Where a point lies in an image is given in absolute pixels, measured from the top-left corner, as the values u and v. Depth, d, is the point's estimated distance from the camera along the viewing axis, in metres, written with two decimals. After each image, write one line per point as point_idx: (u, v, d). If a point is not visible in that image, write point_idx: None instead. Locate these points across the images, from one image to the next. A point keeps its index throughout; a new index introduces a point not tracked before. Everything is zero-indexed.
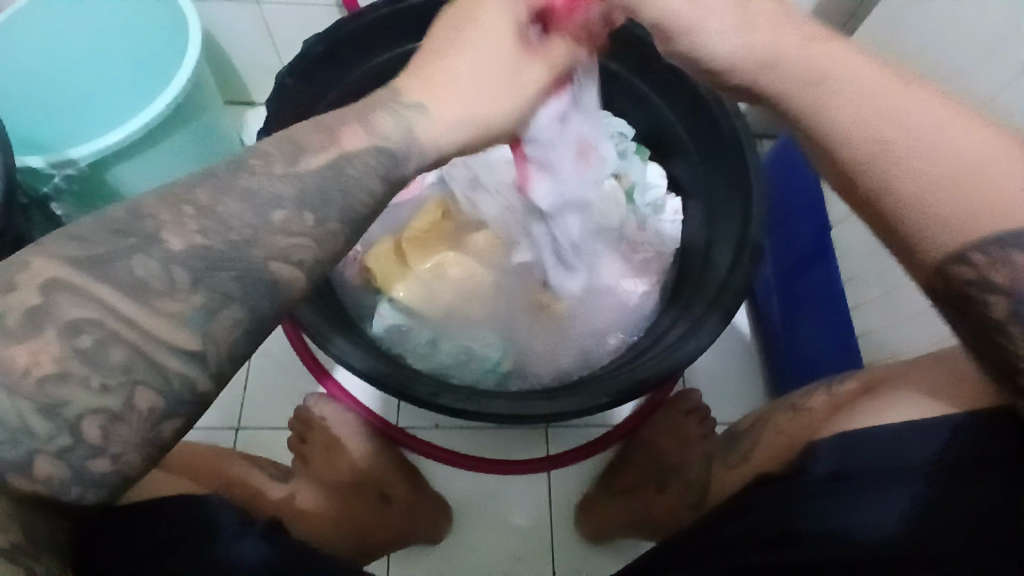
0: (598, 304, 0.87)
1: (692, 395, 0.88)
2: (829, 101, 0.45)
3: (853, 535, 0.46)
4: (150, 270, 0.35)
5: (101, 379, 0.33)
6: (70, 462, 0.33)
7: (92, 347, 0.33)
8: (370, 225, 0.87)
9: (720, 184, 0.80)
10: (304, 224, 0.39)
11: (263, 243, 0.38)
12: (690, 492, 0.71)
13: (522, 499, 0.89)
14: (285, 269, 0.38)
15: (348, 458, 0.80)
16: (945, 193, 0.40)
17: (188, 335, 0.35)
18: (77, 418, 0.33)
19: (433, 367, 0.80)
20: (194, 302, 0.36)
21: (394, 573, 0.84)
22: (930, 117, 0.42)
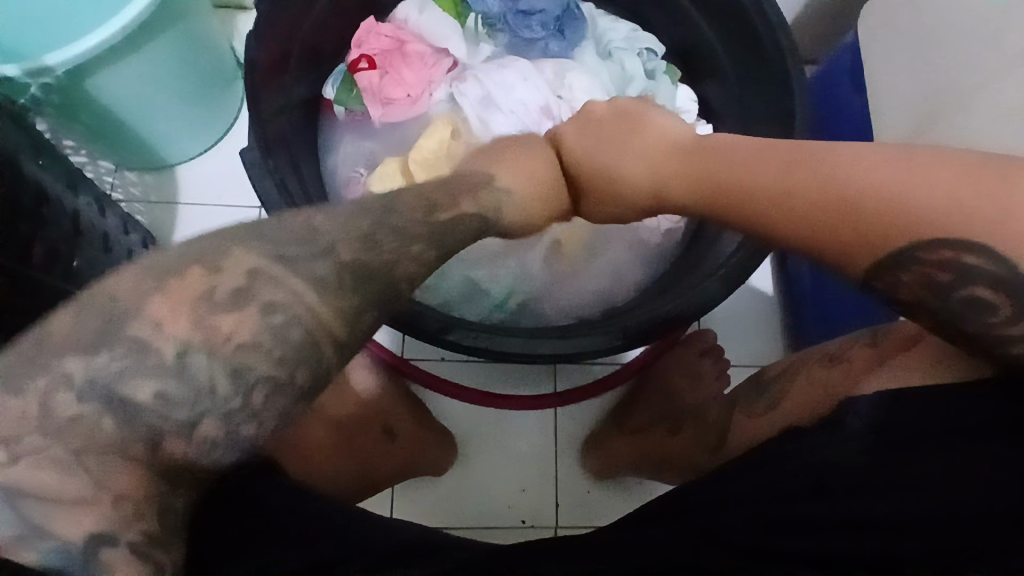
0: (616, 239, 0.80)
1: (706, 335, 0.86)
2: (725, 179, 0.51)
3: (885, 496, 0.44)
4: (326, 272, 0.36)
5: (284, 354, 0.34)
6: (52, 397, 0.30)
7: (281, 325, 0.34)
8: (369, 141, 0.81)
9: (759, 112, 0.73)
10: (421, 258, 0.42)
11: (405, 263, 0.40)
12: (709, 436, 0.70)
13: (528, 433, 0.88)
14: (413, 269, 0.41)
15: (355, 390, 0.77)
16: (833, 225, 0.45)
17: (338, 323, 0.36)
18: (231, 382, 0.33)
19: (439, 302, 0.76)
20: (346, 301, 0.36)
21: (400, 503, 0.85)
22: (795, 175, 0.47)
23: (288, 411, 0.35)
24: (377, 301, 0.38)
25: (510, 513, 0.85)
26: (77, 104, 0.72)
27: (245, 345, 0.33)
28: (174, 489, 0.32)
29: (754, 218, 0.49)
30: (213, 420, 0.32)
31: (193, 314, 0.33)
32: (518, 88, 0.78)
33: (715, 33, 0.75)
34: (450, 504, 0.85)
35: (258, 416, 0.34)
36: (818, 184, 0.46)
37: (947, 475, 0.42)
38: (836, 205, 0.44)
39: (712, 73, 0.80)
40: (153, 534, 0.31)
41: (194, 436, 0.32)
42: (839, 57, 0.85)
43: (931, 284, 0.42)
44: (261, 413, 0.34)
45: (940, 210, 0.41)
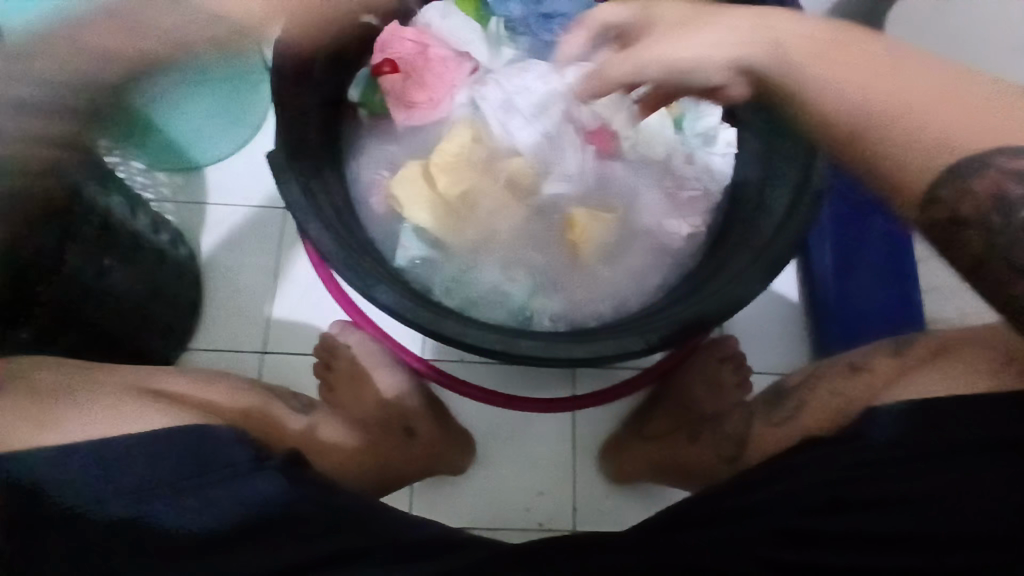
0: (635, 243, 0.81)
1: (729, 341, 0.85)
2: (799, 56, 0.54)
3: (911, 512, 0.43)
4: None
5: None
6: None
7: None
8: (392, 146, 0.82)
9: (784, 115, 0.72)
10: None
11: None
12: (726, 446, 0.69)
13: (546, 436, 0.88)
14: None
15: (376, 390, 0.81)
16: (889, 124, 0.48)
17: None
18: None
19: (460, 304, 0.76)
20: None
21: (417, 502, 0.85)
22: (880, 78, 0.49)
23: None
24: None
25: (528, 515, 0.85)
26: (108, 108, 0.75)
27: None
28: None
29: (812, 105, 0.52)
30: None
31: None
32: (539, 90, 0.80)
33: None
34: (467, 505, 0.85)
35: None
36: (892, 94, 0.48)
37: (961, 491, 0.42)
38: (880, 112, 0.49)
39: None
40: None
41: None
42: None
43: (997, 202, 0.42)
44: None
45: (979, 136, 0.45)
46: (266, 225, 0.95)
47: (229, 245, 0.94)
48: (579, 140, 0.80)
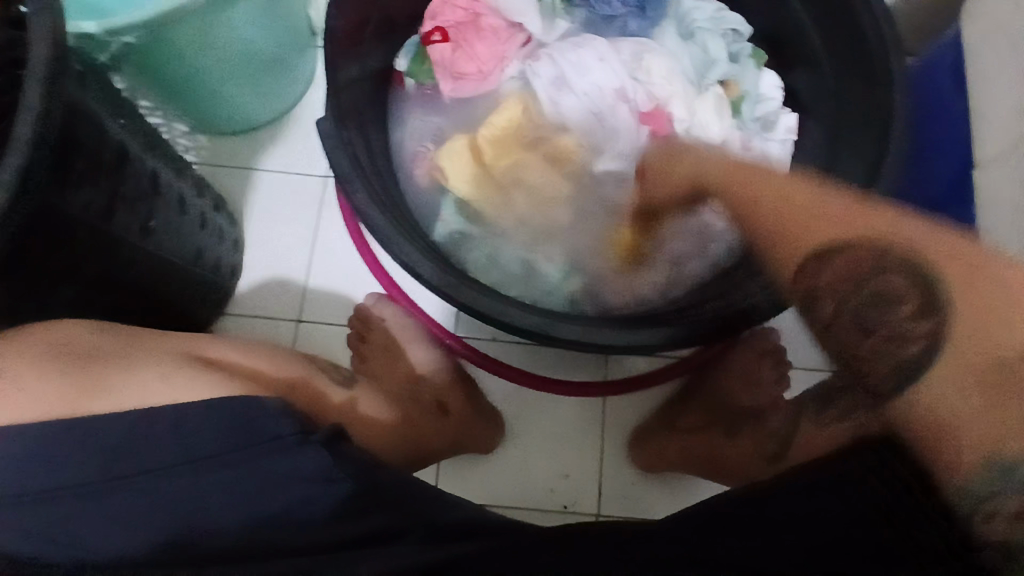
0: (683, 230, 0.77)
1: (770, 335, 0.82)
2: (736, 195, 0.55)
3: None
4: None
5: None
6: None
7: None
8: (434, 116, 0.80)
9: (853, 105, 0.68)
10: None
11: None
12: (768, 444, 0.67)
13: (577, 420, 0.87)
14: None
15: (409, 363, 0.81)
16: (855, 296, 0.46)
17: None
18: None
19: (493, 282, 0.76)
20: None
21: (444, 476, 0.86)
22: (775, 207, 0.51)
23: None
24: None
25: (554, 497, 0.85)
26: (153, 66, 0.73)
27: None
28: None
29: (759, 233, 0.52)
30: None
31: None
32: (596, 70, 0.75)
33: (811, 16, 0.70)
34: (493, 484, 0.86)
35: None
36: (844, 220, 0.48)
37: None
38: (733, 196, 0.56)
39: (802, 61, 0.75)
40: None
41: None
42: (942, 50, 0.78)
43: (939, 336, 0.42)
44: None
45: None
46: (306, 192, 0.94)
47: (269, 211, 0.94)
48: (631, 125, 0.75)
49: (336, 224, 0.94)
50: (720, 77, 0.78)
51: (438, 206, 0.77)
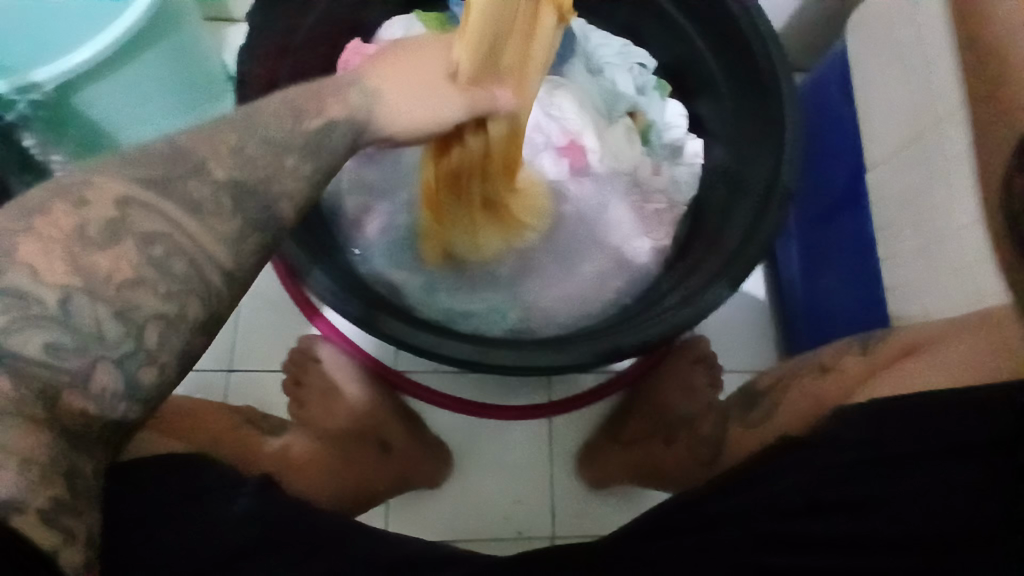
0: (605, 251, 0.81)
1: (700, 342, 0.86)
2: None
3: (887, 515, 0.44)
4: (203, 193, 0.42)
5: (173, 290, 0.40)
6: (124, 369, 0.38)
7: (162, 257, 0.40)
8: (364, 167, 0.80)
9: (749, 121, 0.73)
10: (287, 170, 0.46)
11: (278, 180, 0.45)
12: (703, 449, 0.69)
13: (523, 443, 0.88)
14: (289, 209, 0.46)
15: (346, 403, 0.80)
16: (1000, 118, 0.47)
17: (229, 256, 0.42)
18: (146, 321, 0.38)
19: (433, 313, 0.76)
20: (233, 225, 0.42)
21: (393, 515, 0.84)
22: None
23: (183, 347, 0.40)
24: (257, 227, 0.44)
25: (507, 524, 0.85)
26: (68, 117, 0.73)
27: (136, 279, 0.38)
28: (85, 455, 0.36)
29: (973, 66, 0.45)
30: (109, 368, 0.37)
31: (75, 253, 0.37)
32: None
33: (704, 44, 0.76)
34: (445, 517, 0.84)
35: (161, 366, 0.39)
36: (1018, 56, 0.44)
37: (926, 490, 0.44)
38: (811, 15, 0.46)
39: (700, 84, 0.81)
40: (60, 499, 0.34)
41: (93, 385, 0.37)
42: (831, 62, 0.84)
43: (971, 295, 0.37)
44: (160, 355, 0.39)
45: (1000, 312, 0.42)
46: None
47: None
48: (554, 156, 0.80)
49: (265, 267, 0.92)
50: (628, 109, 0.84)
51: (372, 247, 0.78)
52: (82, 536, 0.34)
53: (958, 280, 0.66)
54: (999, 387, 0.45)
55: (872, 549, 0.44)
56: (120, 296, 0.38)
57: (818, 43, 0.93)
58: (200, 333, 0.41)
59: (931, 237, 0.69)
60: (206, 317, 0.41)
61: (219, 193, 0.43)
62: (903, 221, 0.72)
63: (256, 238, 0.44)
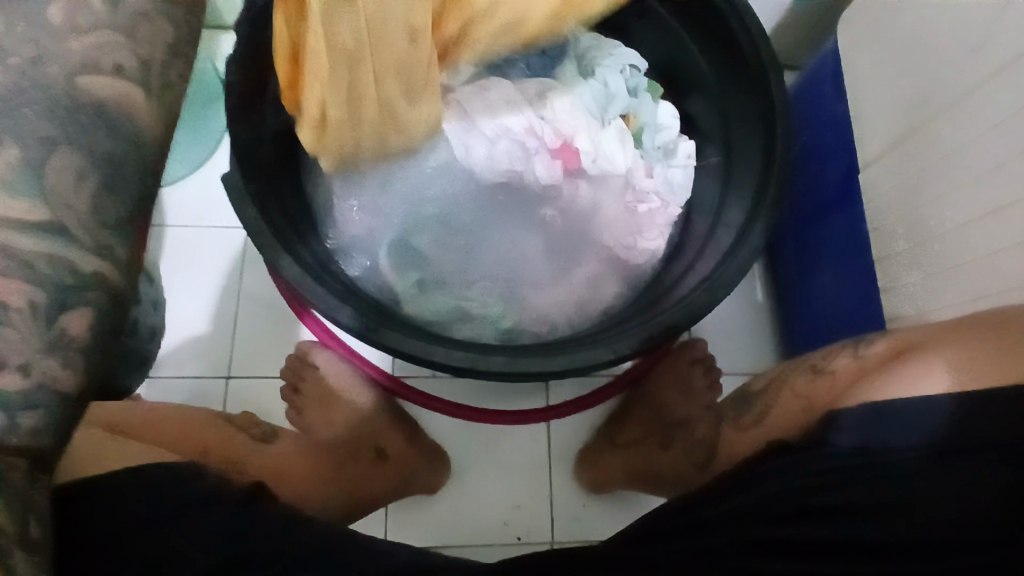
0: (600, 254, 0.81)
1: (697, 344, 0.86)
2: None
3: (878, 519, 0.44)
4: (5, 161, 0.32)
5: (28, 278, 0.32)
6: (18, 366, 0.32)
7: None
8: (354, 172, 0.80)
9: (741, 122, 0.73)
10: (113, 80, 0.33)
11: (114, 110, 0.33)
12: (697, 452, 0.69)
13: (521, 448, 0.88)
14: (145, 119, 0.34)
15: (345, 411, 0.80)
16: None
17: (36, 204, 0.32)
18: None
19: (429, 319, 0.75)
20: (12, 174, 0.32)
21: (391, 520, 0.84)
22: None
23: (70, 339, 0.33)
24: (112, 170, 0.34)
25: (506, 529, 0.85)
26: None
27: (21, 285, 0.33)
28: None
29: None
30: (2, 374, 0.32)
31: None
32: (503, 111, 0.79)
33: (695, 45, 0.76)
34: (443, 523, 0.84)
35: (27, 368, 0.32)
36: None
37: (922, 495, 0.44)
38: None
39: (692, 85, 0.80)
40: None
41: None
42: (823, 61, 0.83)
43: None
44: (8, 357, 0.32)
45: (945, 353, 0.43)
46: (225, 246, 0.92)
47: (187, 269, 0.91)
48: (547, 158, 0.80)
49: (260, 275, 0.92)
50: (621, 111, 0.81)
51: (375, 250, 0.79)
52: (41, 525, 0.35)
53: (952, 279, 0.65)
54: (977, 395, 0.45)
55: (872, 554, 0.43)
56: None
57: (809, 42, 0.92)
58: (89, 310, 0.33)
59: (924, 236, 0.68)
60: (43, 298, 0.33)
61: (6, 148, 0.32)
62: (897, 220, 0.72)
63: (84, 178, 0.33)
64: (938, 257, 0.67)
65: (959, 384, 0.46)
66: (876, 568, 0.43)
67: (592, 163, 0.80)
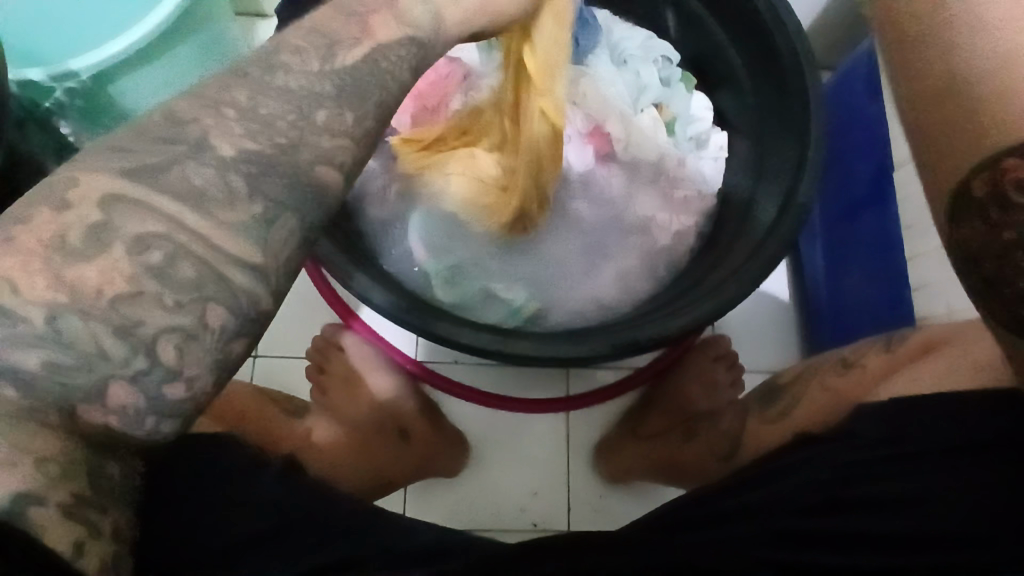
0: (628, 242, 0.81)
1: (721, 341, 0.86)
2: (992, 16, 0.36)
3: (907, 510, 0.44)
4: (208, 178, 0.33)
5: (183, 300, 0.32)
6: (147, 389, 0.31)
7: (164, 262, 0.32)
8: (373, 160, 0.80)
9: (775, 118, 0.73)
10: (345, 124, 0.37)
11: (309, 144, 0.36)
12: (720, 445, 0.69)
13: (542, 437, 0.88)
14: (330, 173, 0.36)
15: (369, 392, 0.81)
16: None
17: (258, 248, 0.33)
18: (154, 336, 0.31)
19: (455, 300, 0.76)
20: (250, 212, 0.34)
21: (412, 501, 0.86)
22: None
23: (221, 356, 0.33)
24: (296, 203, 0.35)
25: (524, 516, 0.85)
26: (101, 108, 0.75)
27: (145, 294, 0.31)
28: (115, 456, 0.31)
29: None
30: (126, 386, 0.31)
31: (48, 268, 0.30)
32: None
33: (730, 41, 0.76)
34: (461, 508, 0.85)
35: (190, 382, 0.32)
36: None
37: (950, 489, 0.44)
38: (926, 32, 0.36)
39: (726, 79, 0.80)
40: (84, 495, 0.30)
41: (108, 402, 0.30)
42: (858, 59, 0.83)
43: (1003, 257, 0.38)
44: (184, 370, 0.32)
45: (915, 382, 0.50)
46: None
47: None
48: (579, 144, 0.81)
49: None
50: (654, 100, 0.83)
51: (399, 232, 0.79)
52: (104, 531, 0.30)
53: None
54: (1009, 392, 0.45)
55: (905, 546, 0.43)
56: (118, 311, 0.31)
57: (844, 42, 0.91)
58: (236, 338, 0.33)
59: None
60: (231, 324, 0.33)
61: (234, 175, 0.34)
62: None
63: (289, 218, 0.34)
64: None
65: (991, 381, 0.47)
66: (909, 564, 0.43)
67: (625, 152, 0.82)
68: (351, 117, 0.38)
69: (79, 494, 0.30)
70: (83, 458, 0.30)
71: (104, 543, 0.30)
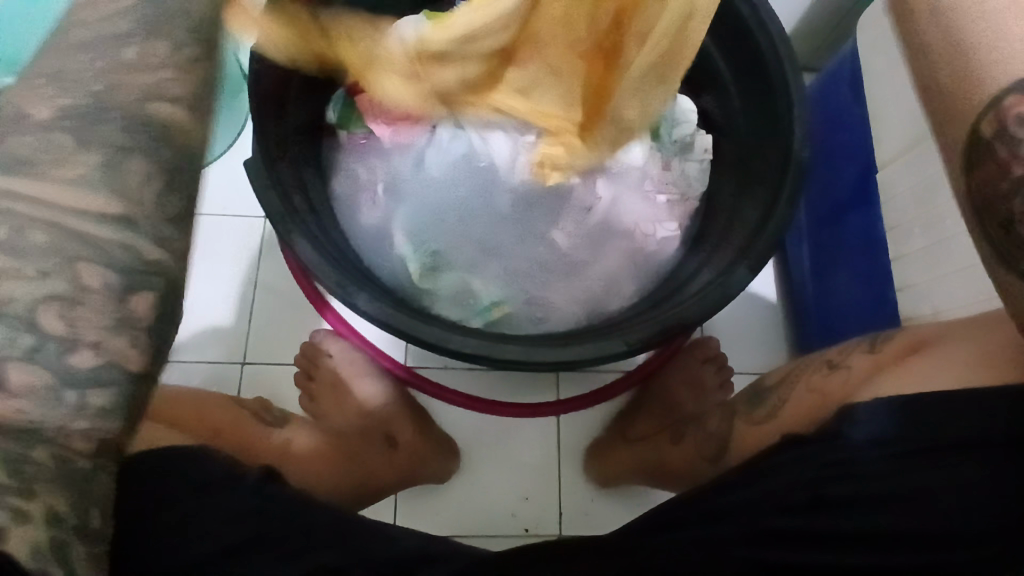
0: (613, 244, 0.82)
1: (709, 342, 0.86)
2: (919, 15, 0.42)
3: (892, 510, 0.44)
4: (32, 142, 0.36)
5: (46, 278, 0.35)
6: (45, 362, 0.35)
7: (11, 235, 0.35)
8: (355, 164, 0.81)
9: (758, 123, 0.73)
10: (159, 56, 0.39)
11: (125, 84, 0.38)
12: (708, 446, 0.69)
13: (531, 441, 0.88)
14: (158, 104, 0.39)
15: (357, 400, 0.81)
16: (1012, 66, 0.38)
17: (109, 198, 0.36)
18: (34, 307, 0.34)
19: (429, 292, 0.77)
20: (90, 164, 0.36)
21: (401, 508, 0.85)
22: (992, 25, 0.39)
23: (120, 317, 0.36)
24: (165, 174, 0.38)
25: (514, 521, 0.85)
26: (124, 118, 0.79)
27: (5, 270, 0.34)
28: (31, 447, 0.34)
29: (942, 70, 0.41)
30: (23, 368, 0.34)
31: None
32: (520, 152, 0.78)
33: (714, 45, 0.76)
34: (451, 515, 0.85)
35: (98, 348, 0.36)
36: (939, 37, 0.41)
37: (930, 484, 0.44)
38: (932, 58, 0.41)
39: (707, 83, 0.80)
40: (43, 498, 0.33)
41: (11, 385, 0.34)
42: (840, 61, 0.83)
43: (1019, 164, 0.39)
44: (84, 336, 0.35)
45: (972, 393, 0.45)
46: (242, 234, 0.94)
47: (206, 256, 0.93)
48: (626, 188, 0.83)
49: (276, 264, 0.93)
50: None
51: (388, 230, 0.79)
52: (39, 515, 0.33)
53: (966, 282, 0.65)
54: (990, 387, 0.45)
55: (894, 544, 0.44)
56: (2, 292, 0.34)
57: (828, 42, 0.91)
58: (134, 293, 0.37)
59: (942, 237, 0.68)
60: (115, 281, 0.36)
61: (60, 131, 0.37)
62: (914, 219, 0.72)
63: (142, 163, 0.38)
64: (951, 258, 0.67)
65: (964, 379, 0.47)
66: (896, 559, 0.43)
67: (624, 176, 0.83)
68: (163, 45, 0.40)
69: (47, 503, 0.33)
70: (7, 450, 0.33)
71: (37, 524, 0.32)
